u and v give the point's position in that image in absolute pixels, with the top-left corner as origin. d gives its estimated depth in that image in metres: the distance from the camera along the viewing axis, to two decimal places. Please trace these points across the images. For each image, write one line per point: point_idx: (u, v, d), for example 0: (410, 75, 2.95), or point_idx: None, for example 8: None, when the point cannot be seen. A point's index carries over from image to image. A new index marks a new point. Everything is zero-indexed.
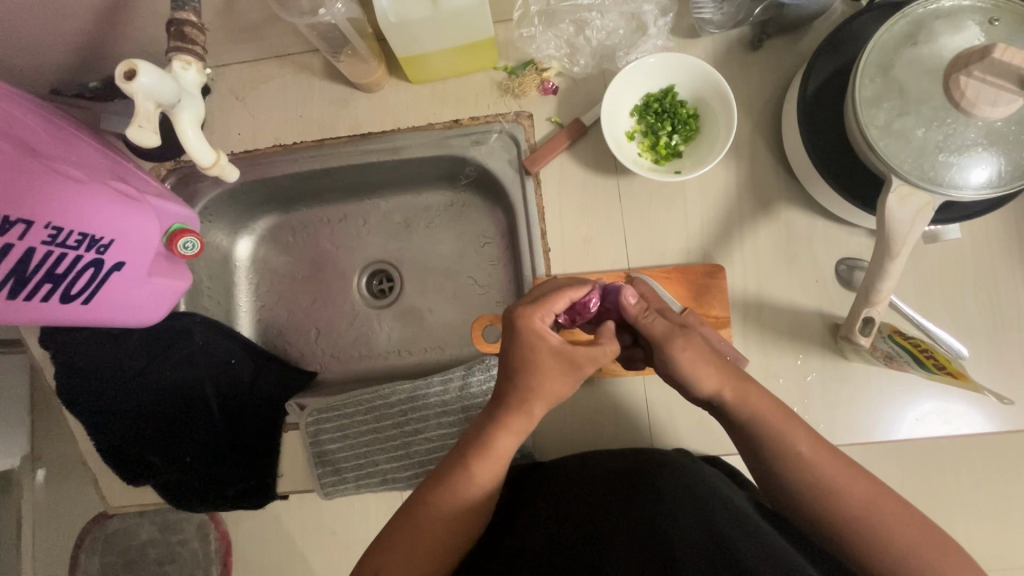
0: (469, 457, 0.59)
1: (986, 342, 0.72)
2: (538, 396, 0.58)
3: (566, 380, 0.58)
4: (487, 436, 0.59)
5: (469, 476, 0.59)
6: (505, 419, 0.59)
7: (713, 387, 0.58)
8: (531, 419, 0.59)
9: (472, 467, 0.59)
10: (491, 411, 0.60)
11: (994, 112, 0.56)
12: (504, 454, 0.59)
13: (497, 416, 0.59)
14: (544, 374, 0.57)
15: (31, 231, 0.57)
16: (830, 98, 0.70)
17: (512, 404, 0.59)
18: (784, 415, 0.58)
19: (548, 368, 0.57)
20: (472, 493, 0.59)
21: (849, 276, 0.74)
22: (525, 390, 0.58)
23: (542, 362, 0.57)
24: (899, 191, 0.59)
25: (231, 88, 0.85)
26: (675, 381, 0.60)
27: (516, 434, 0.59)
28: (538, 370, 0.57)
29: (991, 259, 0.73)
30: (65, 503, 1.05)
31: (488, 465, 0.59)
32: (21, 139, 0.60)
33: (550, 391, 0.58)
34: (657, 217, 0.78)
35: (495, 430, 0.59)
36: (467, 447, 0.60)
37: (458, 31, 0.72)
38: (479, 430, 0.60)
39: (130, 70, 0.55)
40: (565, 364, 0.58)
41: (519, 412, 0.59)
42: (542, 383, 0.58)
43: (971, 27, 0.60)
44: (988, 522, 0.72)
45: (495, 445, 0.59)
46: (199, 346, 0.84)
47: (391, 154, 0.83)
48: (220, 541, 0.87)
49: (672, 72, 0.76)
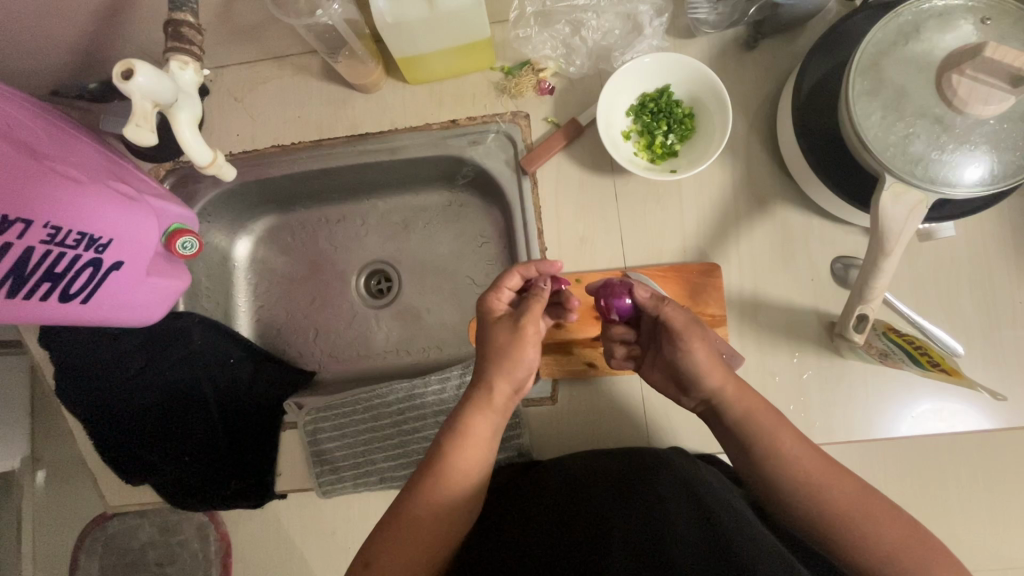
0: (448, 444, 0.60)
1: (983, 340, 0.72)
2: (496, 368, 0.61)
3: (516, 346, 0.60)
4: (462, 421, 0.61)
5: (450, 464, 0.60)
6: (473, 399, 0.61)
7: (720, 380, 0.60)
8: (496, 395, 0.61)
9: (452, 454, 0.60)
10: (467, 397, 0.62)
11: (986, 111, 0.56)
12: (481, 437, 0.61)
13: (467, 399, 0.62)
14: (495, 342, 0.61)
15: (30, 230, 0.58)
16: (826, 96, 0.70)
17: (478, 383, 0.62)
18: (772, 418, 0.60)
19: (497, 336, 0.61)
20: (457, 481, 0.60)
21: (845, 274, 0.74)
22: (486, 364, 0.61)
23: (493, 331, 0.62)
24: (893, 188, 0.59)
25: (230, 89, 0.86)
26: (681, 375, 0.62)
27: (488, 415, 0.61)
28: (490, 340, 0.61)
29: (987, 257, 0.73)
30: (68, 504, 1.05)
31: (464, 448, 0.60)
32: (21, 141, 0.60)
33: (506, 363, 0.60)
34: (654, 216, 0.79)
35: (470, 412, 0.61)
36: (446, 434, 0.61)
37: (454, 32, 0.72)
38: (457, 416, 0.62)
39: (126, 70, 0.55)
40: (509, 328, 0.61)
41: (482, 388, 0.61)
42: (498, 355, 0.60)
43: (963, 26, 0.61)
44: (988, 522, 0.72)
45: (470, 428, 0.61)
46: (197, 346, 0.85)
47: (388, 154, 0.83)
48: (220, 541, 0.84)
49: (668, 70, 0.76)
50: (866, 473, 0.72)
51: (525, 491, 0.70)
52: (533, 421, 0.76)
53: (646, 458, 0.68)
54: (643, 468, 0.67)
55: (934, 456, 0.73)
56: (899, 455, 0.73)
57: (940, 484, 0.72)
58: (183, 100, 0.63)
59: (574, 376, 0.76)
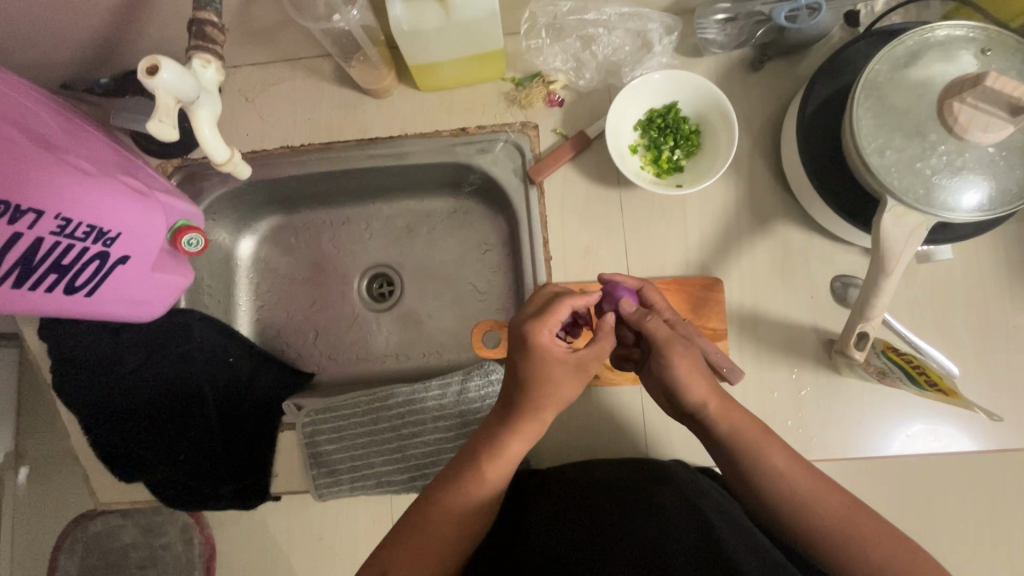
0: (483, 463, 0.60)
1: (976, 361, 0.74)
2: (551, 402, 0.60)
3: (576, 384, 0.60)
4: (500, 440, 0.60)
5: (481, 479, 0.60)
6: (517, 426, 0.60)
7: (698, 398, 0.59)
8: (539, 425, 0.61)
9: (485, 470, 0.60)
10: (504, 418, 0.61)
11: (983, 139, 0.58)
12: (515, 458, 0.61)
13: (508, 424, 0.60)
14: (556, 381, 0.59)
15: (41, 221, 0.58)
16: (829, 118, 0.72)
17: (525, 411, 0.60)
18: (762, 433, 0.61)
19: (560, 376, 0.60)
20: (485, 497, 0.60)
21: (844, 293, 0.76)
22: (542, 398, 0.59)
23: (555, 372, 0.59)
24: (894, 211, 0.61)
25: (242, 90, 0.86)
26: (664, 388, 0.61)
27: (526, 440, 0.61)
28: (555, 380, 0.59)
29: (981, 281, 0.75)
30: (34, 510, 0.95)
31: (499, 466, 0.60)
32: (35, 132, 0.60)
33: (562, 398, 0.60)
34: (657, 230, 0.80)
35: (508, 435, 0.60)
36: (479, 453, 0.60)
37: (469, 41, 0.73)
38: (492, 433, 0.61)
39: (151, 66, 0.55)
40: (576, 371, 0.60)
41: (530, 418, 0.60)
42: (555, 390, 0.59)
43: (964, 56, 0.63)
44: (989, 546, 0.71)
45: (508, 449, 0.60)
46: (197, 343, 0.84)
47: (397, 159, 0.84)
48: (204, 545, 0.82)
49: (676, 87, 0.78)
50: (863, 491, 0.73)
51: (525, 495, 0.70)
52: None
53: (647, 468, 0.68)
54: (646, 478, 0.67)
55: (933, 476, 0.73)
56: (896, 475, 0.73)
57: (938, 506, 0.72)
58: (203, 97, 0.62)
59: None
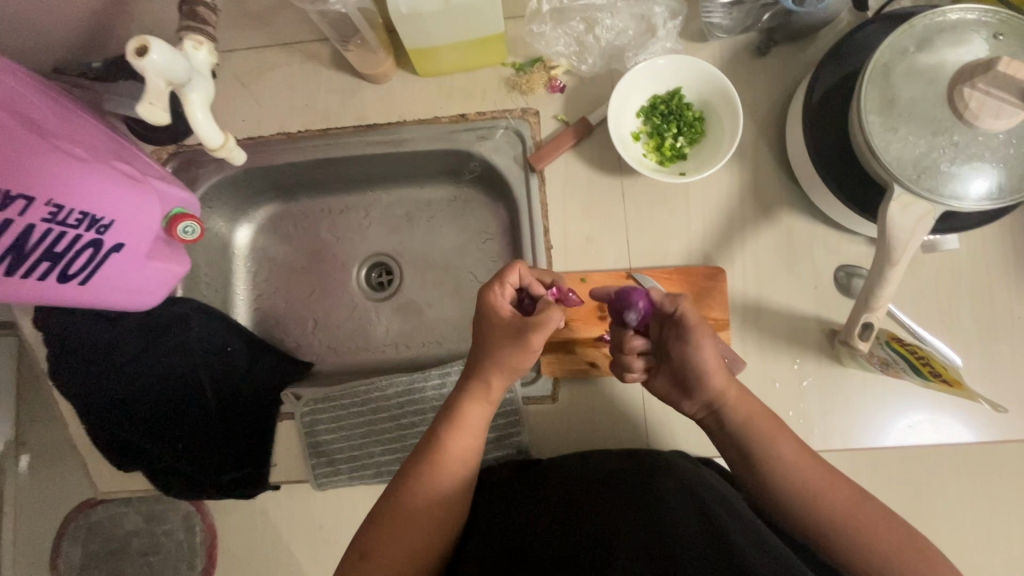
0: (446, 432, 0.63)
1: (981, 351, 0.73)
2: (495, 365, 0.63)
3: (518, 354, 0.61)
4: (459, 408, 0.64)
5: (446, 451, 0.62)
6: (469, 390, 0.64)
7: (719, 387, 0.60)
8: (493, 389, 0.64)
9: (448, 440, 0.62)
10: (462, 385, 0.65)
11: (995, 125, 0.57)
12: (475, 425, 0.64)
13: (465, 389, 0.64)
14: (495, 345, 0.62)
15: (32, 208, 0.56)
16: (835, 105, 0.71)
17: (473, 374, 0.64)
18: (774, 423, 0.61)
19: (500, 340, 0.62)
20: (454, 471, 0.62)
21: (848, 283, 0.75)
22: (485, 362, 0.63)
23: (495, 335, 0.62)
24: (900, 199, 0.60)
25: (237, 74, 0.85)
26: (687, 376, 0.61)
27: (483, 405, 0.64)
28: (494, 344, 0.62)
29: (988, 270, 0.74)
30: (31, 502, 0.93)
31: (461, 436, 0.63)
32: (25, 115, 0.59)
33: (502, 363, 0.62)
34: (659, 218, 0.79)
35: (467, 401, 0.64)
36: (442, 422, 0.64)
37: (468, 25, 0.72)
38: (453, 405, 0.64)
39: (141, 46, 0.54)
40: (513, 339, 0.61)
41: (479, 382, 0.64)
42: (495, 352, 0.62)
43: (976, 40, 0.61)
44: (991, 537, 0.71)
45: (466, 417, 0.63)
46: (194, 333, 0.83)
47: (395, 146, 0.83)
48: (206, 533, 0.81)
49: (680, 72, 0.76)
50: (866, 481, 0.72)
51: (522, 489, 0.69)
52: (533, 418, 0.76)
53: (646, 462, 0.67)
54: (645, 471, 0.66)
55: (936, 467, 0.72)
56: (899, 466, 0.72)
57: (942, 497, 0.72)
58: (196, 79, 0.61)
59: (578, 374, 0.76)
